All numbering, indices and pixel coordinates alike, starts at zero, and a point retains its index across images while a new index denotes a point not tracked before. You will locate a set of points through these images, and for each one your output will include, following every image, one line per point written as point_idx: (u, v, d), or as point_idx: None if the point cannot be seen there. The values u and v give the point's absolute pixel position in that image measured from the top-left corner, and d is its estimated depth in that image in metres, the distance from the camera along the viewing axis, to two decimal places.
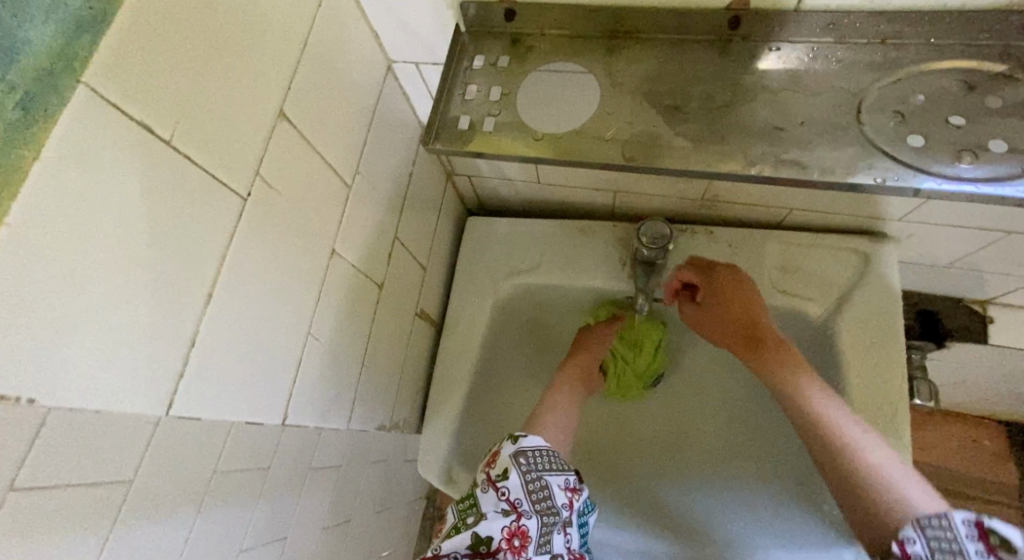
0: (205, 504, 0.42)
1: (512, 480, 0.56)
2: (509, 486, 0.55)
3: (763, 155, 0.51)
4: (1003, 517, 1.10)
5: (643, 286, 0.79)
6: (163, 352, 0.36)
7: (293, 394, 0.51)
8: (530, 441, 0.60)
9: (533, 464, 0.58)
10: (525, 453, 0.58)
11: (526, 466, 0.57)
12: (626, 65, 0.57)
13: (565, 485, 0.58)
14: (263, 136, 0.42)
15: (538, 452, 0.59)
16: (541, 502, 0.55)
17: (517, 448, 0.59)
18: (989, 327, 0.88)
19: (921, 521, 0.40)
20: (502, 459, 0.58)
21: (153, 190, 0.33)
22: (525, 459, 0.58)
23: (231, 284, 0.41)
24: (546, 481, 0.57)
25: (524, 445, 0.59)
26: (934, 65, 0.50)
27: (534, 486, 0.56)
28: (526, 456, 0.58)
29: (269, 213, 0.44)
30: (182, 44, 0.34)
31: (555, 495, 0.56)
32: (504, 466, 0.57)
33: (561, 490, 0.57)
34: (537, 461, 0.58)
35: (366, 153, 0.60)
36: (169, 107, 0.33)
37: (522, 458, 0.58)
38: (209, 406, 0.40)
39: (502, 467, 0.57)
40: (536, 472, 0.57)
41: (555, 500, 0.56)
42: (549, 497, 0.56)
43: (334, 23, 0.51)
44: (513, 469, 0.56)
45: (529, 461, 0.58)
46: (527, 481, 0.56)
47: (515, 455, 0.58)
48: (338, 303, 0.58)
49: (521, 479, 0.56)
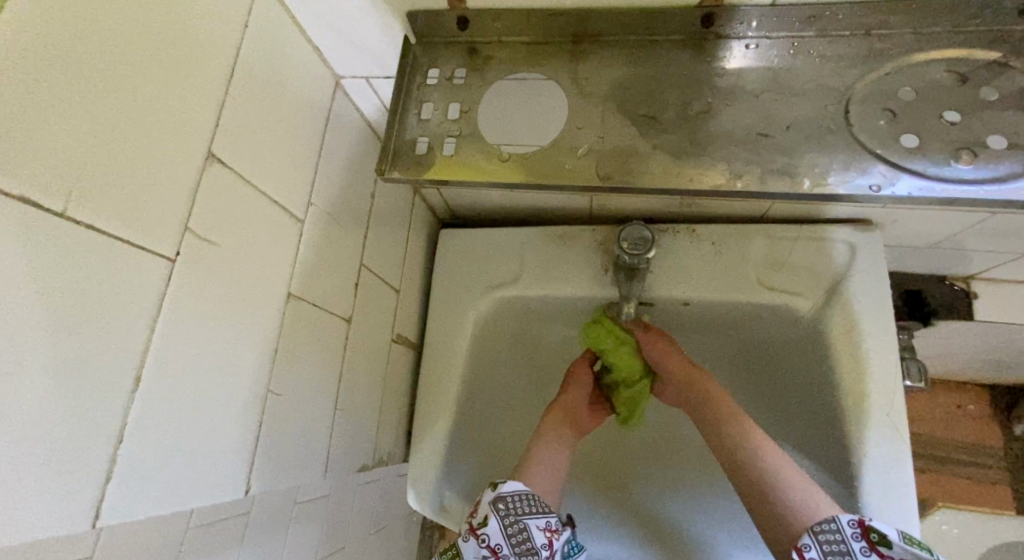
0: None
1: (492, 526, 0.53)
2: (489, 533, 0.53)
3: (746, 164, 0.48)
4: (993, 480, 1.10)
5: (628, 292, 0.74)
6: (82, 458, 0.31)
7: (254, 459, 0.47)
8: (511, 485, 0.56)
9: (514, 508, 0.54)
10: (505, 498, 0.55)
11: (505, 512, 0.54)
12: (593, 71, 0.53)
13: (545, 526, 0.54)
14: (190, 186, 0.38)
15: (519, 496, 0.55)
16: (522, 544, 0.52)
17: (496, 494, 0.56)
18: (974, 302, 0.86)
19: (815, 528, 0.46)
20: (483, 507, 0.56)
21: (48, 275, 0.29)
22: (505, 504, 0.55)
23: (164, 360, 0.36)
24: (526, 523, 0.53)
25: (504, 490, 0.56)
26: (922, 57, 0.48)
27: (513, 530, 0.53)
28: (506, 502, 0.55)
29: (208, 268, 0.40)
30: (59, 97, 0.29)
31: (535, 536, 0.53)
32: (484, 513, 0.55)
33: (540, 531, 0.54)
34: (517, 505, 0.55)
35: (318, 183, 0.55)
36: (55, 172, 0.29)
37: (501, 504, 0.55)
38: (149, 500, 0.36)
39: (482, 514, 0.55)
40: (514, 516, 0.54)
41: (535, 541, 0.53)
42: (528, 539, 0.52)
43: (270, 46, 0.46)
44: (492, 516, 0.54)
45: (508, 507, 0.54)
46: (507, 526, 0.53)
47: (494, 501, 0.55)
48: (302, 347, 0.53)
49: (501, 525, 0.53)
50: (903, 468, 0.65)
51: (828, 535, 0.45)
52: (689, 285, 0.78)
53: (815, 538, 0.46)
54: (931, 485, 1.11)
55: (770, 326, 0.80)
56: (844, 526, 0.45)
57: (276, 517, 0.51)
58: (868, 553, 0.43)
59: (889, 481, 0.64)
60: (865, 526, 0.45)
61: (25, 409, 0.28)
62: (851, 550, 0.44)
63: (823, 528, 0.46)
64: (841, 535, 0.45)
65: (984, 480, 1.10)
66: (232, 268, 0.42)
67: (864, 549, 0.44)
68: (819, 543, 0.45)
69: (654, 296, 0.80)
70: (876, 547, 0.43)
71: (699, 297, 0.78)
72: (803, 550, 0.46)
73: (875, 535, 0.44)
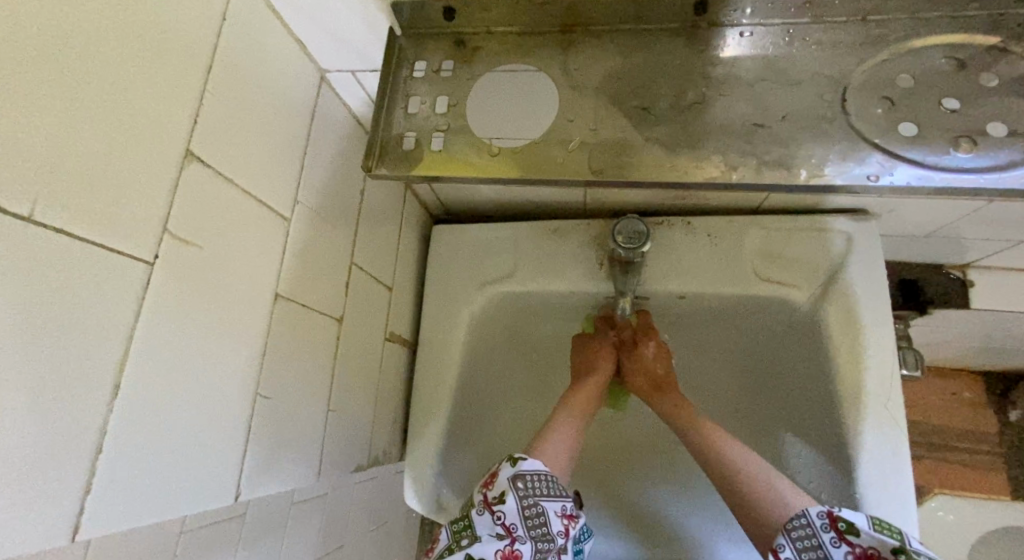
0: None
1: (509, 505, 0.52)
2: (505, 511, 0.52)
3: (742, 155, 0.47)
4: (987, 466, 1.10)
5: (623, 287, 0.74)
6: (61, 469, 0.30)
7: (243, 464, 0.46)
8: (530, 464, 0.55)
9: (531, 489, 0.53)
10: (524, 477, 0.54)
11: (524, 491, 0.53)
12: (584, 62, 0.52)
13: (561, 512, 0.54)
14: (168, 188, 0.36)
15: (537, 476, 0.54)
16: (536, 528, 0.51)
17: (516, 471, 0.54)
18: (970, 291, 0.85)
19: (788, 526, 0.46)
20: (500, 481, 0.54)
21: (17, 277, 0.27)
22: (524, 483, 0.53)
23: (143, 368, 0.35)
24: (543, 507, 0.53)
25: (523, 469, 0.55)
26: (920, 42, 0.48)
27: (529, 511, 0.52)
28: (525, 480, 0.54)
29: (190, 271, 0.39)
30: (22, 92, 0.27)
31: (550, 521, 0.52)
32: (502, 489, 0.53)
33: (557, 517, 0.53)
34: (536, 486, 0.54)
35: (303, 180, 0.53)
36: (20, 173, 0.27)
37: (520, 482, 0.53)
38: (132, 511, 0.35)
39: (499, 490, 0.53)
40: (533, 497, 0.53)
41: (550, 527, 0.52)
42: (545, 523, 0.52)
43: (251, 40, 0.45)
44: (510, 493, 0.52)
45: (527, 487, 0.53)
46: (524, 506, 0.52)
47: (512, 479, 0.54)
48: (291, 350, 0.52)
49: (519, 504, 0.52)
50: (899, 459, 0.64)
51: (800, 530, 0.45)
52: (685, 278, 0.77)
53: (789, 536, 0.45)
54: (928, 473, 1.11)
55: (767, 318, 0.80)
56: (813, 519, 0.45)
57: (269, 519, 0.50)
58: (839, 544, 0.43)
59: (883, 471, 0.64)
60: (833, 516, 0.44)
61: None
62: (822, 544, 0.43)
63: (795, 525, 0.46)
64: (812, 530, 0.44)
65: (980, 467, 1.10)
66: (216, 270, 0.41)
67: (834, 540, 0.43)
68: (794, 542, 0.45)
69: (649, 290, 0.79)
70: (845, 535, 0.43)
71: (694, 291, 0.77)
72: (778, 551, 0.45)
73: (843, 523, 0.43)
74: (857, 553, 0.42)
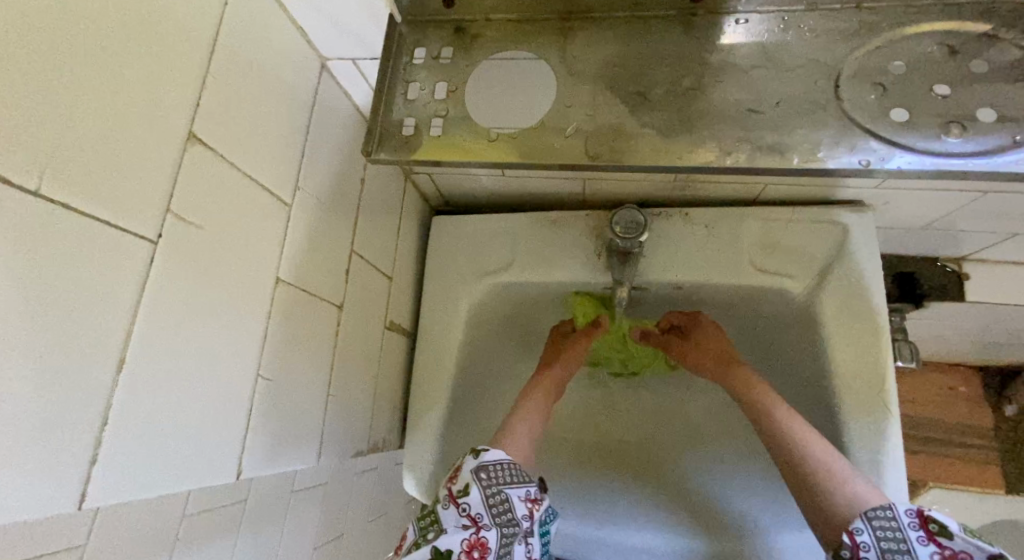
0: None
1: (473, 496, 0.52)
2: (469, 502, 0.52)
3: (737, 141, 0.48)
4: (981, 460, 1.11)
5: (621, 277, 0.74)
6: (67, 440, 0.31)
7: (245, 445, 0.47)
8: (493, 454, 0.56)
9: (494, 478, 0.54)
10: (487, 467, 0.55)
11: (487, 481, 0.53)
12: (581, 49, 0.53)
13: (525, 496, 0.55)
14: (171, 169, 0.37)
15: (499, 465, 0.55)
16: (501, 515, 0.52)
17: (478, 463, 0.55)
18: (965, 283, 0.86)
19: (869, 514, 0.46)
20: (464, 474, 0.55)
21: (27, 250, 0.28)
22: (487, 474, 0.54)
23: (148, 343, 0.36)
24: (506, 494, 0.54)
25: (486, 459, 0.55)
26: (911, 30, 0.49)
27: (494, 500, 0.53)
28: (488, 471, 0.55)
29: (192, 250, 0.39)
30: (33, 70, 0.28)
31: (515, 506, 0.53)
32: (466, 481, 0.54)
33: (521, 501, 0.54)
34: (499, 474, 0.55)
35: (304, 166, 0.54)
36: (25, 147, 0.28)
37: (483, 473, 0.54)
38: (138, 485, 0.36)
39: (463, 483, 0.54)
40: (496, 486, 0.54)
41: (515, 512, 0.53)
42: (509, 510, 0.53)
43: (253, 25, 0.45)
44: (474, 484, 0.53)
45: (490, 476, 0.54)
46: (488, 496, 0.53)
47: (476, 470, 0.54)
48: (292, 333, 0.53)
49: (482, 495, 0.53)
50: (892, 445, 0.65)
51: (882, 520, 0.45)
52: (681, 268, 0.78)
53: (868, 523, 0.45)
54: (923, 467, 1.12)
55: (763, 307, 0.80)
56: (900, 514, 0.45)
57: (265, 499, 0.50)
58: (926, 543, 0.43)
59: (874, 456, 0.65)
60: (924, 516, 0.44)
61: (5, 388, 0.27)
62: (907, 539, 0.43)
63: (878, 514, 0.46)
64: (897, 524, 0.44)
65: (974, 461, 1.11)
66: (217, 251, 0.42)
67: (921, 538, 0.43)
68: (873, 529, 0.45)
69: (647, 280, 0.79)
70: (936, 537, 0.43)
71: (692, 282, 0.78)
72: (855, 534, 0.46)
73: (935, 525, 0.43)
74: (946, 554, 0.42)
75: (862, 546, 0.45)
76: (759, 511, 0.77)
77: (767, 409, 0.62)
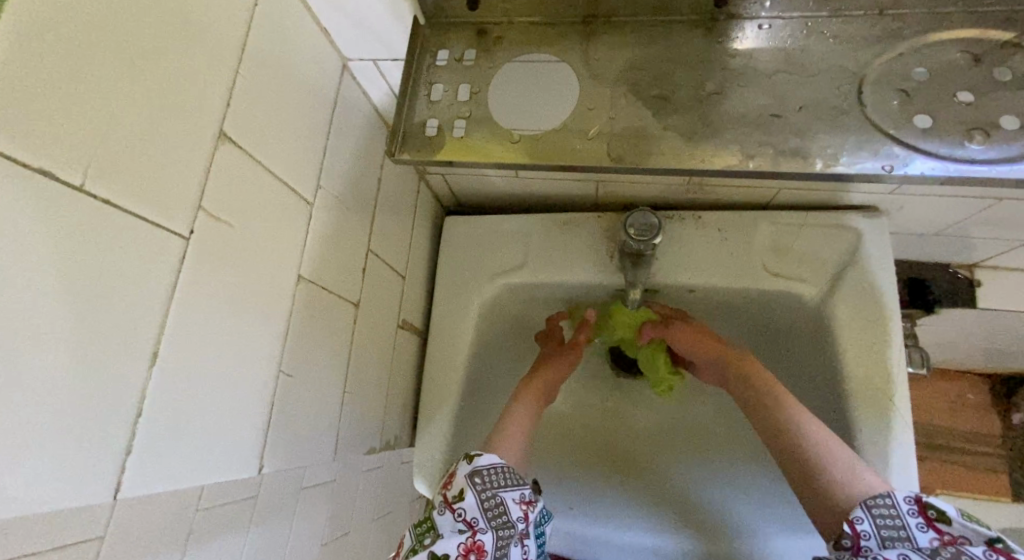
0: (190, 546, 0.39)
1: (468, 501, 0.53)
2: (465, 507, 0.53)
3: (758, 145, 0.48)
4: (987, 467, 1.11)
5: (634, 278, 0.74)
6: (103, 429, 0.32)
7: (266, 439, 0.47)
8: (487, 458, 0.56)
9: (489, 482, 0.55)
10: (481, 472, 0.55)
11: (482, 486, 0.54)
12: (604, 53, 0.54)
13: (520, 499, 0.55)
14: (204, 166, 0.38)
15: (493, 469, 0.56)
16: (497, 518, 0.52)
17: (472, 468, 0.56)
18: (977, 290, 0.86)
19: (869, 502, 0.45)
20: (458, 479, 0.55)
21: (68, 245, 0.29)
22: (481, 478, 0.55)
23: (180, 337, 0.37)
24: (501, 497, 0.54)
25: (480, 464, 0.56)
26: (934, 37, 0.49)
27: (489, 503, 0.53)
28: (482, 475, 0.55)
29: (221, 247, 0.40)
30: (77, 67, 0.29)
31: (510, 509, 0.53)
32: (460, 486, 0.54)
33: (516, 504, 0.54)
34: (493, 478, 0.55)
35: (326, 165, 0.54)
36: (75, 146, 0.29)
37: (477, 477, 0.55)
38: (167, 475, 0.37)
39: (457, 488, 0.55)
40: (491, 489, 0.54)
41: (510, 514, 0.53)
42: (504, 512, 0.53)
43: (280, 23, 0.46)
44: (468, 489, 0.54)
45: (484, 481, 0.54)
46: (483, 500, 0.53)
47: (469, 475, 0.55)
48: (311, 330, 0.53)
49: (477, 499, 0.53)
50: (905, 450, 0.65)
51: (883, 510, 0.44)
52: (694, 271, 0.78)
53: (869, 512, 0.44)
54: (929, 473, 1.12)
55: (776, 312, 0.80)
56: (899, 502, 0.44)
57: (282, 495, 0.51)
58: (925, 529, 0.42)
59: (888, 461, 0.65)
60: (922, 502, 0.44)
61: (42, 378, 0.28)
62: (907, 525, 0.43)
63: (877, 503, 0.45)
64: (896, 511, 0.44)
65: (979, 467, 1.11)
66: (244, 247, 0.42)
67: (921, 525, 0.43)
68: (874, 519, 0.44)
69: (659, 283, 0.80)
70: (934, 522, 0.43)
71: (705, 284, 0.78)
72: (855, 523, 0.44)
73: (933, 511, 0.43)
74: (945, 540, 0.41)
75: (863, 535, 0.43)
76: (769, 515, 0.77)
77: (755, 385, 0.62)
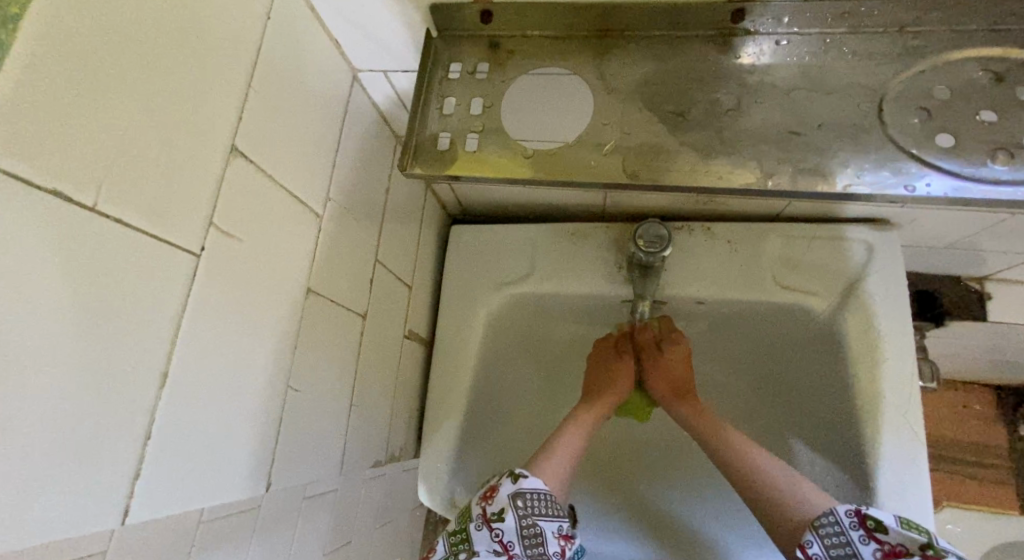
0: None
1: (508, 522, 0.52)
2: (503, 529, 0.52)
3: (777, 163, 0.49)
4: (994, 480, 1.10)
5: (643, 291, 0.74)
6: (111, 455, 0.31)
7: (275, 456, 0.47)
8: (531, 482, 0.55)
9: (530, 508, 0.53)
10: (524, 495, 0.54)
11: (523, 510, 0.53)
12: (619, 67, 0.53)
13: (558, 532, 0.53)
14: (215, 182, 0.37)
15: (537, 495, 0.55)
16: (533, 547, 0.51)
17: (515, 488, 0.54)
18: (988, 303, 0.85)
19: (817, 523, 0.46)
20: (500, 497, 0.54)
21: (79, 268, 0.28)
22: (523, 502, 0.53)
23: (189, 357, 0.36)
24: (541, 526, 0.53)
25: (524, 486, 0.55)
26: (955, 55, 0.48)
27: (528, 530, 0.52)
28: (524, 499, 0.54)
29: (231, 264, 0.39)
30: (94, 89, 0.28)
31: (548, 541, 0.52)
32: (502, 505, 0.53)
33: (553, 537, 0.53)
34: (536, 504, 0.54)
35: (336, 177, 0.54)
36: (87, 166, 0.28)
37: (519, 500, 0.53)
38: (175, 498, 0.36)
39: (498, 505, 0.54)
40: (531, 516, 0.53)
41: (547, 546, 0.52)
42: (542, 543, 0.52)
43: (294, 39, 0.45)
44: (509, 511, 0.53)
45: (526, 505, 0.53)
46: (523, 525, 0.52)
47: (512, 496, 0.54)
48: (319, 344, 0.53)
49: (517, 523, 0.52)
50: (919, 470, 0.64)
51: (829, 528, 0.44)
52: (703, 283, 0.77)
53: (817, 534, 0.45)
54: (935, 486, 1.10)
55: (785, 325, 0.80)
56: (841, 516, 0.44)
57: (290, 511, 0.50)
58: (867, 542, 0.42)
59: (900, 483, 0.64)
60: (861, 514, 0.43)
61: (54, 404, 0.28)
62: (851, 541, 0.43)
63: (823, 522, 0.45)
64: (840, 527, 0.44)
65: (986, 480, 1.10)
66: (255, 263, 0.42)
67: (863, 538, 0.42)
68: (822, 539, 0.44)
69: (668, 295, 0.79)
70: (874, 533, 0.42)
71: (714, 297, 0.77)
72: (806, 547, 0.45)
73: (871, 521, 0.43)
74: (886, 551, 0.41)
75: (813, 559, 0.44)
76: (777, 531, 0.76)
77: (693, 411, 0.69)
